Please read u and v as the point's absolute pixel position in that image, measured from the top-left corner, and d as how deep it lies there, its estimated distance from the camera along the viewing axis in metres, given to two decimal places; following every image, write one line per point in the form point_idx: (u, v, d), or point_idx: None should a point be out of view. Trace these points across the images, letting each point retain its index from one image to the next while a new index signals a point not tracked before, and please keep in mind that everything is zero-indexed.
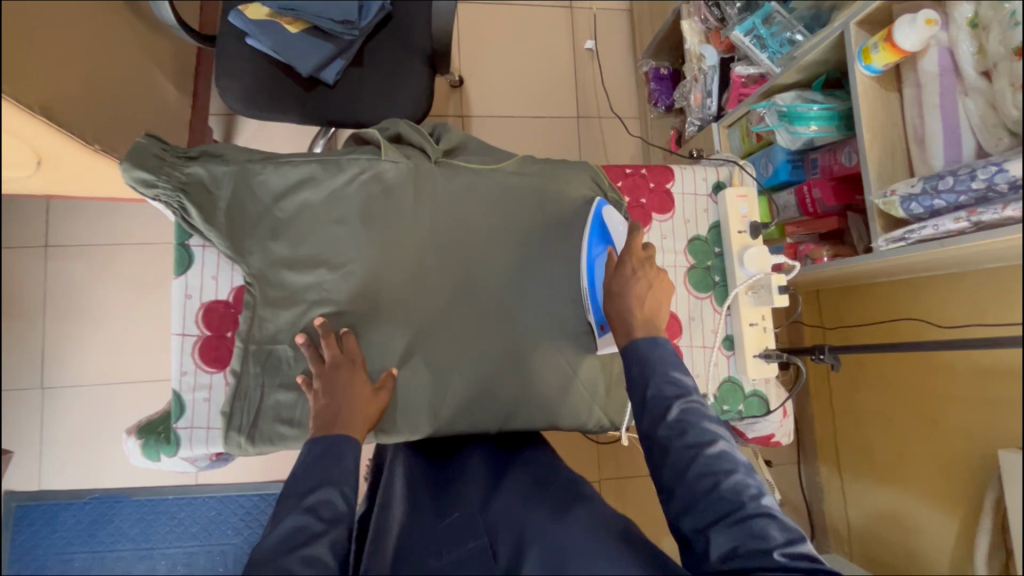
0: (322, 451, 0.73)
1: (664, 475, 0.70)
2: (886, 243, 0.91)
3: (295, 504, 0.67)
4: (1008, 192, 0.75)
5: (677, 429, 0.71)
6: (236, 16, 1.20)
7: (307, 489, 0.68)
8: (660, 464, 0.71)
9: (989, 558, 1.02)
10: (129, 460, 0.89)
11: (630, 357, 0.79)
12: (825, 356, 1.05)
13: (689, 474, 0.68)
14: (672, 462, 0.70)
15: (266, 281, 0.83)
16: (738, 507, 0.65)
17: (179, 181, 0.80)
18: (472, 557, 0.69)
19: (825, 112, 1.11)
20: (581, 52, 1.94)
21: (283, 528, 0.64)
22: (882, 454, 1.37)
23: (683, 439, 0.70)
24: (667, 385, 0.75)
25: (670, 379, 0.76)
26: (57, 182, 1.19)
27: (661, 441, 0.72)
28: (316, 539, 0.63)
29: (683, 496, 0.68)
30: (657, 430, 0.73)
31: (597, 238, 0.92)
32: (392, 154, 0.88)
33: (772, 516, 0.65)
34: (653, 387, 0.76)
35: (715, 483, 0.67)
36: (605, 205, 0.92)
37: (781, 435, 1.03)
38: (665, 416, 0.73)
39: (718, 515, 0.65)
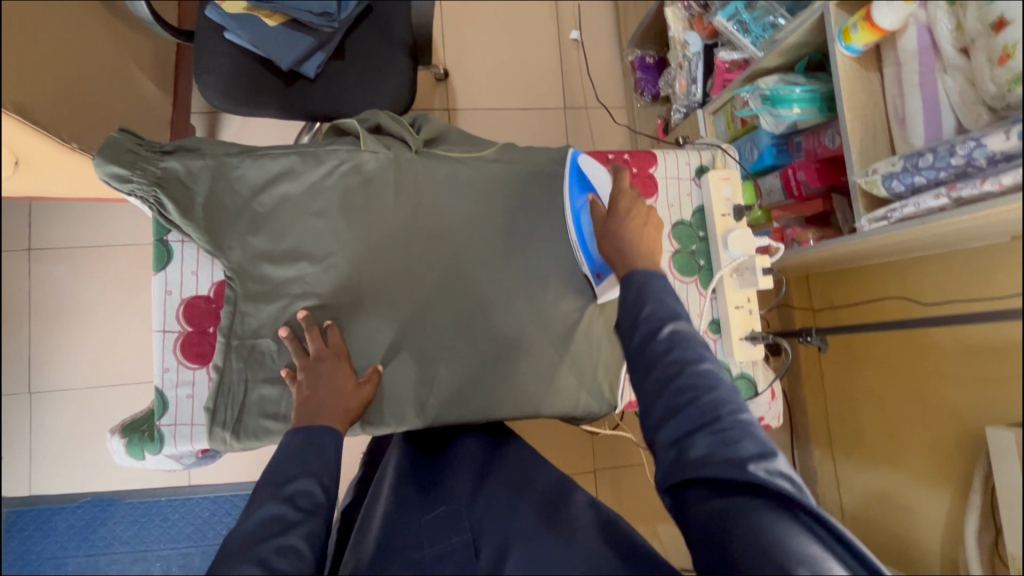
0: (300, 443, 0.72)
1: (648, 387, 0.68)
2: (868, 223, 0.91)
3: (271, 494, 0.66)
4: (987, 167, 0.75)
5: (665, 344, 0.69)
6: (214, 9, 1.19)
7: (286, 479, 0.68)
8: (646, 377, 0.69)
9: (978, 537, 1.06)
10: (114, 459, 0.88)
11: (627, 283, 0.75)
12: (811, 338, 1.06)
13: (672, 386, 0.67)
14: (658, 374, 0.68)
15: (247, 275, 0.82)
16: (715, 420, 0.64)
17: (154, 175, 0.79)
18: (452, 554, 0.71)
19: (808, 95, 1.11)
20: (566, 42, 1.93)
21: (258, 517, 0.64)
22: (875, 433, 1.38)
23: (670, 355, 0.68)
24: (660, 303, 0.72)
25: (662, 302, 0.72)
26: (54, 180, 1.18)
27: (647, 358, 0.69)
28: (291, 529, 0.63)
29: (666, 406, 0.66)
30: (645, 344, 0.70)
31: (577, 189, 0.91)
32: (371, 144, 0.87)
33: (749, 430, 0.64)
34: (645, 303, 0.73)
35: (695, 398, 0.65)
36: (579, 154, 0.92)
37: (770, 418, 1.03)
38: (655, 331, 0.70)
39: (697, 427, 0.64)
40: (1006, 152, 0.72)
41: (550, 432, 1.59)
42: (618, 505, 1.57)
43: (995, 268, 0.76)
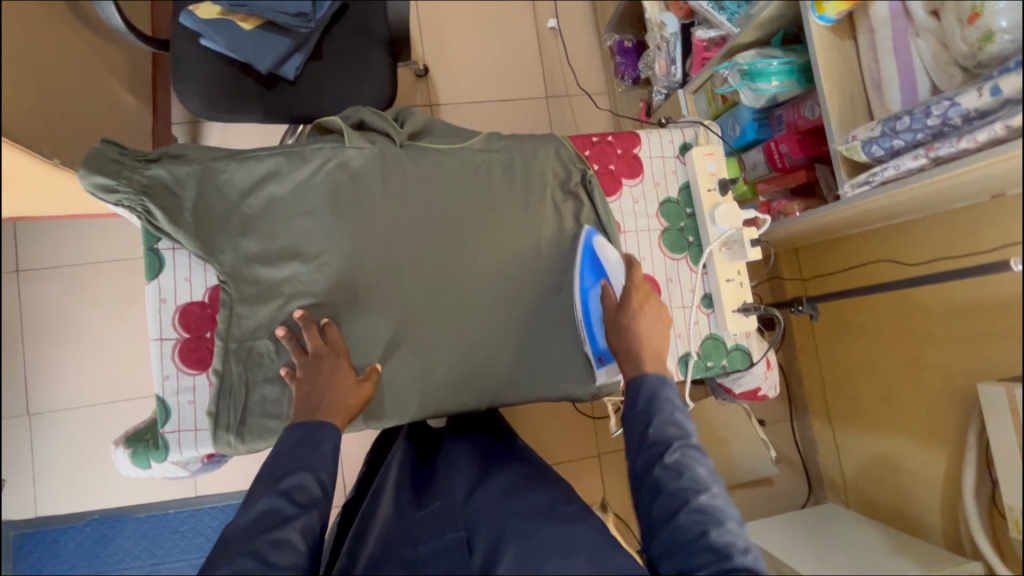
0: (301, 438, 0.74)
1: (654, 513, 0.74)
2: (851, 189, 0.92)
3: (269, 487, 0.69)
4: (963, 125, 0.76)
5: (672, 470, 0.74)
6: (186, 16, 1.17)
7: (283, 473, 0.70)
8: (652, 503, 0.74)
9: (977, 490, 1.08)
10: (120, 470, 0.88)
11: (637, 391, 0.81)
12: (803, 307, 1.08)
13: (677, 519, 0.71)
14: (664, 502, 0.73)
15: (240, 277, 0.82)
16: (724, 559, 0.68)
17: (141, 184, 0.79)
18: (449, 550, 0.75)
19: (785, 67, 1.11)
20: (544, 31, 1.93)
21: (253, 512, 0.67)
22: (869, 401, 1.40)
23: (677, 483, 0.73)
24: (668, 425, 0.77)
25: (671, 422, 0.77)
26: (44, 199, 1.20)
27: (656, 483, 0.74)
28: (286, 523, 0.66)
29: (671, 537, 0.71)
30: (652, 468, 0.75)
31: (590, 272, 0.94)
32: (356, 141, 0.87)
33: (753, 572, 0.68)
34: (655, 425, 0.77)
35: (702, 533, 0.69)
36: (596, 236, 0.94)
37: (767, 387, 1.04)
38: (662, 457, 0.75)
39: (702, 562, 0.68)
40: (980, 109, 0.74)
41: (553, 420, 1.60)
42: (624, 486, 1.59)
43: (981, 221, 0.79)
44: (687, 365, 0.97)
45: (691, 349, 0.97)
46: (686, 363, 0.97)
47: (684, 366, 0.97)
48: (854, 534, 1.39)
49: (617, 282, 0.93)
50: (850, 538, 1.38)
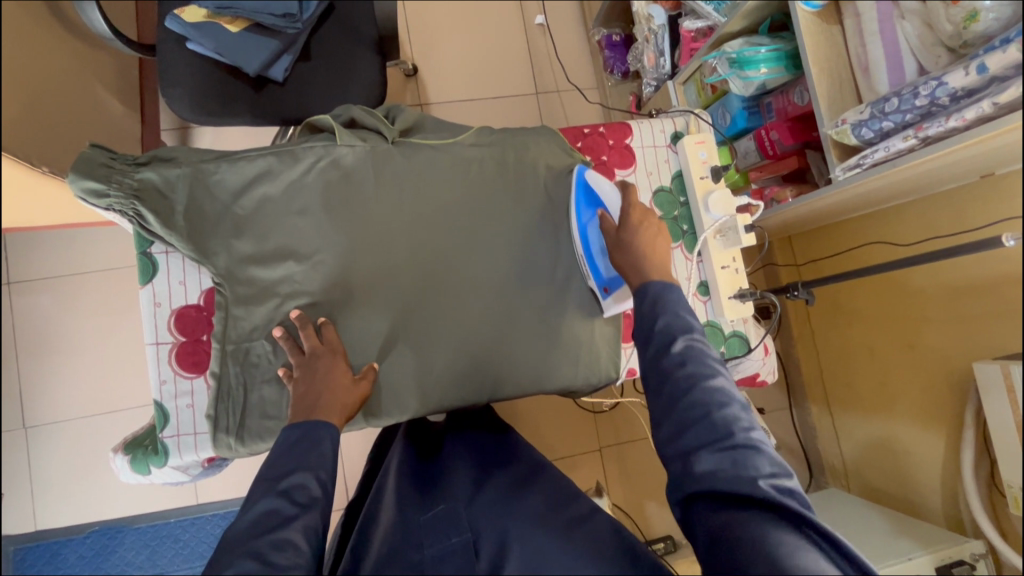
0: (299, 437, 0.73)
1: (659, 401, 0.70)
2: (843, 172, 0.92)
3: (268, 488, 0.67)
4: (950, 104, 0.77)
5: (678, 359, 0.70)
6: (172, 20, 1.17)
7: (282, 474, 0.68)
8: (657, 391, 0.71)
9: (976, 471, 1.10)
10: (120, 477, 0.87)
11: (642, 295, 0.78)
12: (798, 292, 1.08)
13: (683, 402, 0.68)
14: (670, 388, 0.69)
15: (235, 279, 0.82)
16: (728, 438, 0.64)
17: (131, 188, 0.78)
18: (455, 553, 0.73)
19: (773, 53, 1.12)
20: (532, 27, 1.93)
21: (255, 512, 0.64)
22: (867, 385, 1.42)
23: (682, 369, 0.70)
24: (675, 318, 0.74)
25: (677, 314, 0.74)
26: (32, 208, 1.17)
27: (661, 370, 0.71)
28: (289, 523, 0.64)
29: (676, 421, 0.67)
30: (658, 357, 0.72)
31: (584, 204, 0.93)
32: (348, 138, 0.87)
33: (761, 451, 0.64)
34: (662, 319, 0.74)
35: (706, 413, 0.66)
36: (586, 170, 0.93)
37: (766, 373, 1.04)
38: (670, 344, 0.71)
39: (706, 443, 0.65)
40: (967, 88, 0.75)
41: (553, 415, 1.61)
42: (628, 480, 1.60)
43: (978, 198, 0.80)
44: None
45: None
46: None
47: None
48: (859, 517, 1.40)
49: (614, 209, 0.91)
50: (853, 522, 1.38)
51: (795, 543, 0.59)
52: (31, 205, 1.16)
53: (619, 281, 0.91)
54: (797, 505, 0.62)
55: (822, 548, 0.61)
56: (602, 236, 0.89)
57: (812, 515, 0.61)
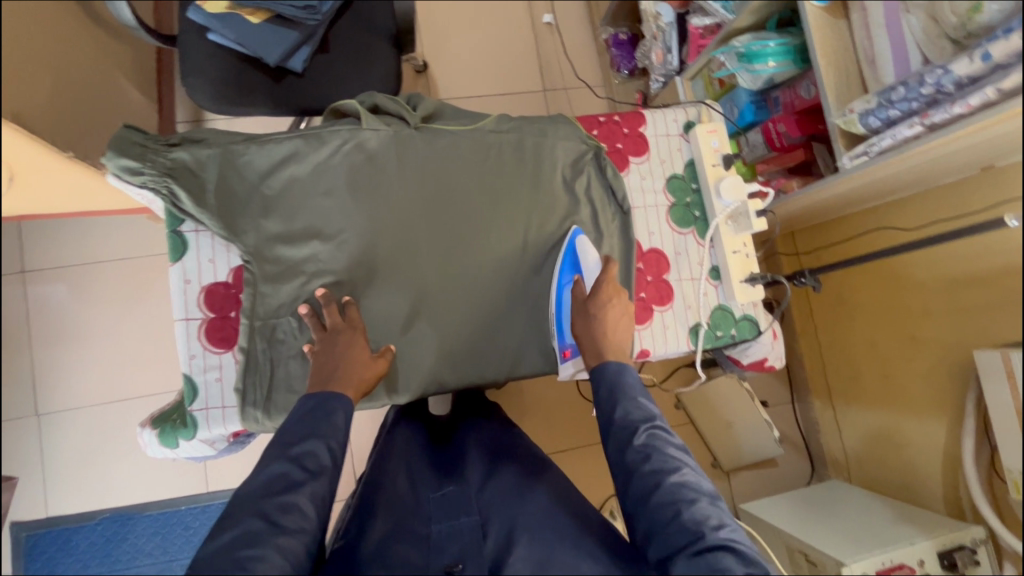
0: (311, 408, 0.74)
1: (628, 498, 0.71)
2: (851, 160, 0.95)
3: (279, 454, 0.67)
4: (955, 92, 0.80)
5: (642, 453, 0.72)
6: (195, 11, 1.20)
7: (294, 440, 0.69)
8: (625, 488, 0.72)
9: (977, 455, 1.12)
10: (146, 452, 0.90)
11: (600, 378, 0.81)
12: (805, 279, 1.11)
13: (651, 503, 0.68)
14: (635, 488, 0.70)
15: (263, 257, 0.84)
16: (699, 536, 0.64)
17: (164, 167, 0.80)
18: (462, 533, 0.76)
19: (781, 48, 1.15)
20: (540, 26, 1.96)
21: (264, 475, 0.65)
22: (868, 376, 1.45)
23: (646, 465, 0.71)
24: (635, 408, 0.76)
25: (638, 404, 0.77)
26: (51, 198, 1.19)
27: (627, 469, 0.72)
28: (297, 487, 0.64)
29: (645, 521, 0.68)
30: (622, 453, 0.73)
31: (567, 267, 0.95)
32: (372, 122, 0.89)
33: (731, 548, 0.63)
34: (621, 409, 0.77)
35: (675, 512, 0.66)
36: (579, 236, 0.95)
37: (774, 358, 1.07)
38: (631, 440, 0.73)
39: (681, 543, 0.64)
40: (971, 75, 0.78)
41: (560, 406, 1.63)
42: None
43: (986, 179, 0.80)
44: (698, 335, 1.00)
45: (700, 320, 1.01)
46: (696, 333, 1.01)
47: (695, 336, 1.00)
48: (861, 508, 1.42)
49: (590, 277, 0.93)
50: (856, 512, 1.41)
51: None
52: (53, 195, 1.18)
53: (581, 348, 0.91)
54: None
55: None
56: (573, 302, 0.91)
57: None
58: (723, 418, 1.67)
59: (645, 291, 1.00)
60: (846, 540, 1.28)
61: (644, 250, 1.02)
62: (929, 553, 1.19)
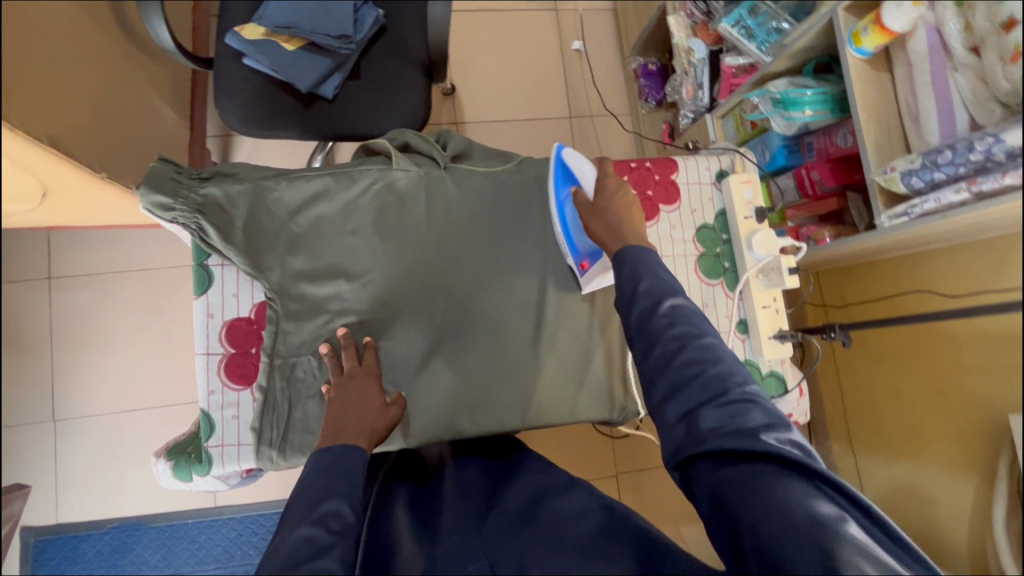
0: (327, 463, 0.68)
1: (649, 363, 0.68)
2: (889, 219, 0.93)
3: (303, 515, 0.61)
4: (1007, 161, 0.76)
5: (666, 318, 0.70)
6: (233, 37, 1.21)
7: (316, 500, 0.62)
8: (647, 355, 0.69)
9: (1006, 524, 1.06)
10: (160, 482, 0.89)
11: (620, 264, 0.78)
12: (835, 335, 1.08)
13: (676, 362, 0.66)
14: (658, 350, 0.68)
15: (288, 295, 0.84)
16: (723, 391, 0.63)
17: (195, 203, 0.81)
18: None
19: (819, 96, 1.13)
20: (569, 53, 1.96)
21: (291, 541, 0.57)
22: (894, 430, 1.37)
23: (670, 331, 0.68)
24: (660, 282, 0.74)
25: (660, 281, 0.74)
26: (81, 211, 1.20)
27: (650, 334, 0.69)
28: (325, 552, 0.57)
29: (667, 377, 0.66)
30: (646, 323, 0.70)
31: (560, 181, 0.92)
32: (402, 163, 0.90)
33: (756, 400, 0.63)
34: (645, 282, 0.74)
35: (700, 370, 0.65)
36: (564, 148, 0.92)
37: (799, 414, 1.03)
38: (656, 307, 0.71)
39: (707, 398, 0.63)
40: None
41: (573, 440, 1.60)
42: (643, 509, 1.58)
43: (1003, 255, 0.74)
44: None
45: None
46: None
47: None
48: None
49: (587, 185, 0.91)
50: None
51: (804, 492, 0.57)
52: (82, 207, 1.19)
53: (597, 255, 0.91)
54: (804, 460, 0.59)
55: (831, 502, 0.59)
56: (577, 213, 0.89)
57: (817, 467, 0.59)
58: None
59: None
60: None
61: None
62: None
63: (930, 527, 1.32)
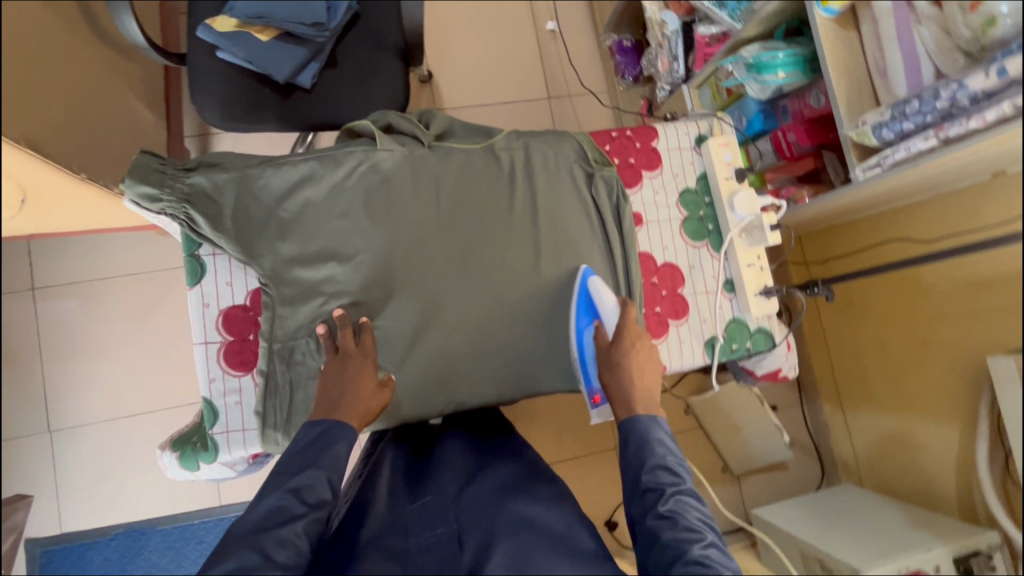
0: (315, 436, 0.76)
1: (648, 564, 0.71)
2: (863, 172, 0.95)
3: (280, 483, 0.70)
4: (970, 107, 0.80)
5: (664, 516, 0.73)
6: (205, 30, 1.20)
7: (293, 472, 0.71)
8: (646, 549, 0.73)
9: (991, 461, 1.11)
10: (166, 474, 0.90)
11: (628, 434, 0.82)
12: (818, 289, 1.11)
13: (671, 572, 0.68)
14: (656, 555, 0.71)
15: (281, 280, 0.85)
16: None
17: (183, 193, 0.82)
18: (438, 545, 0.75)
19: (791, 58, 1.14)
20: (543, 34, 1.96)
21: (264, 508, 0.67)
22: (880, 383, 1.42)
23: (665, 534, 0.71)
24: (661, 470, 0.77)
25: (663, 473, 0.77)
26: (60, 216, 1.19)
27: (649, 533, 0.73)
28: (294, 520, 0.66)
29: None
30: (646, 518, 0.74)
31: (584, 312, 0.93)
32: (386, 143, 0.90)
33: None
34: (647, 470, 0.77)
35: None
36: (591, 276, 0.92)
37: (789, 368, 1.06)
38: (655, 505, 0.74)
39: None
40: (988, 90, 0.78)
41: (570, 416, 1.63)
42: None
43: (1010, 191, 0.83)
44: (714, 349, 1.00)
45: (717, 333, 1.01)
46: (712, 347, 1.01)
47: (711, 350, 1.01)
48: (876, 513, 1.41)
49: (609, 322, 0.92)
50: (872, 517, 1.40)
51: None
52: (61, 213, 1.18)
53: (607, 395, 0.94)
54: None
55: None
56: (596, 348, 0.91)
57: None
58: (733, 423, 1.67)
59: (660, 305, 1.01)
60: (862, 546, 1.29)
61: (658, 265, 1.02)
62: (946, 558, 1.18)
63: (927, 485, 1.36)
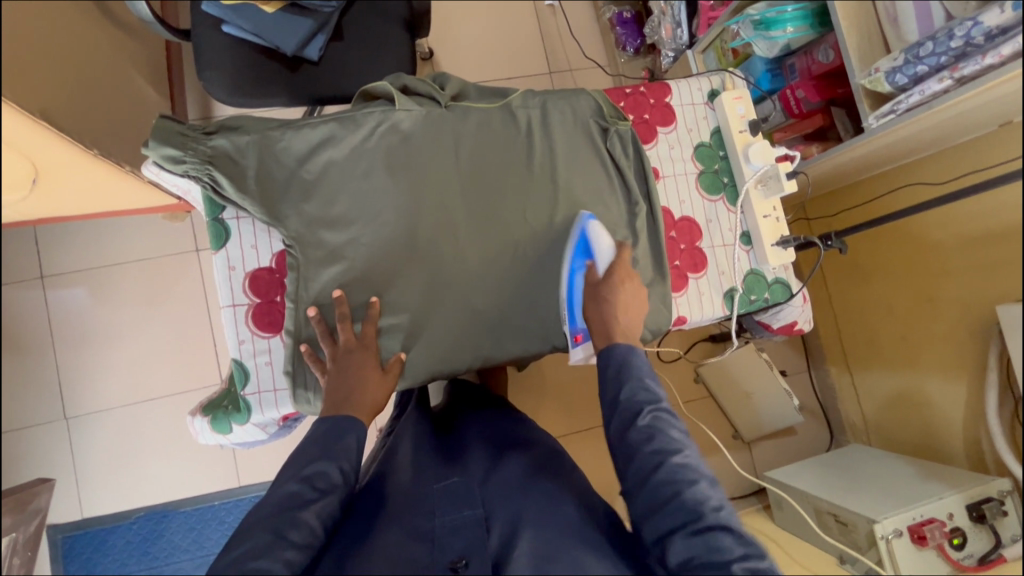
0: (326, 429, 0.75)
1: (627, 480, 0.68)
2: (876, 120, 0.96)
3: (294, 471, 0.69)
4: (984, 44, 0.82)
5: (645, 432, 0.69)
6: (210, 3, 1.19)
7: (306, 460, 0.70)
8: (625, 466, 0.69)
9: (1000, 409, 1.13)
10: (197, 438, 0.93)
11: (607, 361, 0.77)
12: (833, 242, 1.11)
13: (652, 480, 0.66)
14: (636, 467, 0.68)
15: (306, 241, 0.86)
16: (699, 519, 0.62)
17: (206, 154, 0.82)
18: (467, 527, 0.70)
19: (799, 13, 1.15)
20: (542, 8, 1.95)
21: (280, 492, 0.66)
22: (886, 341, 1.43)
23: (648, 446, 0.68)
24: (639, 388, 0.73)
25: (644, 386, 0.73)
26: (71, 198, 1.18)
27: (628, 447, 0.69)
28: (308, 505, 0.66)
29: (645, 499, 0.66)
30: (624, 433, 0.71)
31: (579, 252, 0.91)
32: (406, 103, 0.90)
33: (728, 528, 0.63)
34: (626, 389, 0.74)
35: (676, 492, 0.64)
36: (591, 220, 0.91)
37: (804, 320, 1.08)
38: (636, 420, 0.70)
39: (682, 523, 0.63)
40: (1002, 26, 0.80)
41: (583, 386, 1.64)
42: None
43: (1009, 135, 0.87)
44: (733, 300, 1.02)
45: (735, 285, 1.02)
46: (731, 298, 1.02)
47: (731, 302, 1.02)
48: (887, 468, 1.44)
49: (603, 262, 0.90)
50: (884, 470, 1.43)
51: None
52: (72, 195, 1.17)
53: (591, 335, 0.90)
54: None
55: None
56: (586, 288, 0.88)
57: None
58: (743, 387, 1.69)
59: (679, 259, 1.02)
60: (876, 498, 1.31)
61: (676, 219, 1.03)
62: (958, 505, 1.20)
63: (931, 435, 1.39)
